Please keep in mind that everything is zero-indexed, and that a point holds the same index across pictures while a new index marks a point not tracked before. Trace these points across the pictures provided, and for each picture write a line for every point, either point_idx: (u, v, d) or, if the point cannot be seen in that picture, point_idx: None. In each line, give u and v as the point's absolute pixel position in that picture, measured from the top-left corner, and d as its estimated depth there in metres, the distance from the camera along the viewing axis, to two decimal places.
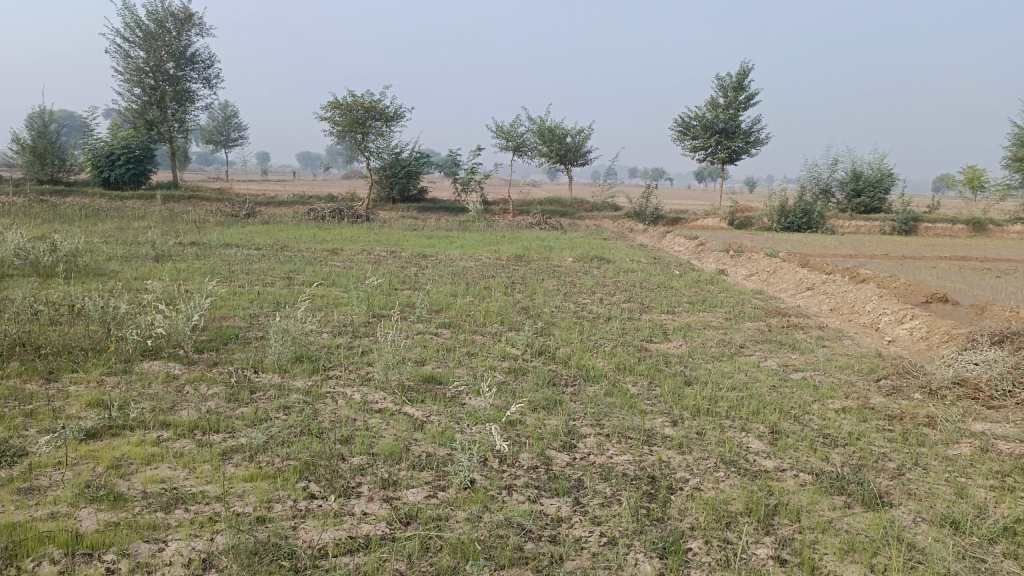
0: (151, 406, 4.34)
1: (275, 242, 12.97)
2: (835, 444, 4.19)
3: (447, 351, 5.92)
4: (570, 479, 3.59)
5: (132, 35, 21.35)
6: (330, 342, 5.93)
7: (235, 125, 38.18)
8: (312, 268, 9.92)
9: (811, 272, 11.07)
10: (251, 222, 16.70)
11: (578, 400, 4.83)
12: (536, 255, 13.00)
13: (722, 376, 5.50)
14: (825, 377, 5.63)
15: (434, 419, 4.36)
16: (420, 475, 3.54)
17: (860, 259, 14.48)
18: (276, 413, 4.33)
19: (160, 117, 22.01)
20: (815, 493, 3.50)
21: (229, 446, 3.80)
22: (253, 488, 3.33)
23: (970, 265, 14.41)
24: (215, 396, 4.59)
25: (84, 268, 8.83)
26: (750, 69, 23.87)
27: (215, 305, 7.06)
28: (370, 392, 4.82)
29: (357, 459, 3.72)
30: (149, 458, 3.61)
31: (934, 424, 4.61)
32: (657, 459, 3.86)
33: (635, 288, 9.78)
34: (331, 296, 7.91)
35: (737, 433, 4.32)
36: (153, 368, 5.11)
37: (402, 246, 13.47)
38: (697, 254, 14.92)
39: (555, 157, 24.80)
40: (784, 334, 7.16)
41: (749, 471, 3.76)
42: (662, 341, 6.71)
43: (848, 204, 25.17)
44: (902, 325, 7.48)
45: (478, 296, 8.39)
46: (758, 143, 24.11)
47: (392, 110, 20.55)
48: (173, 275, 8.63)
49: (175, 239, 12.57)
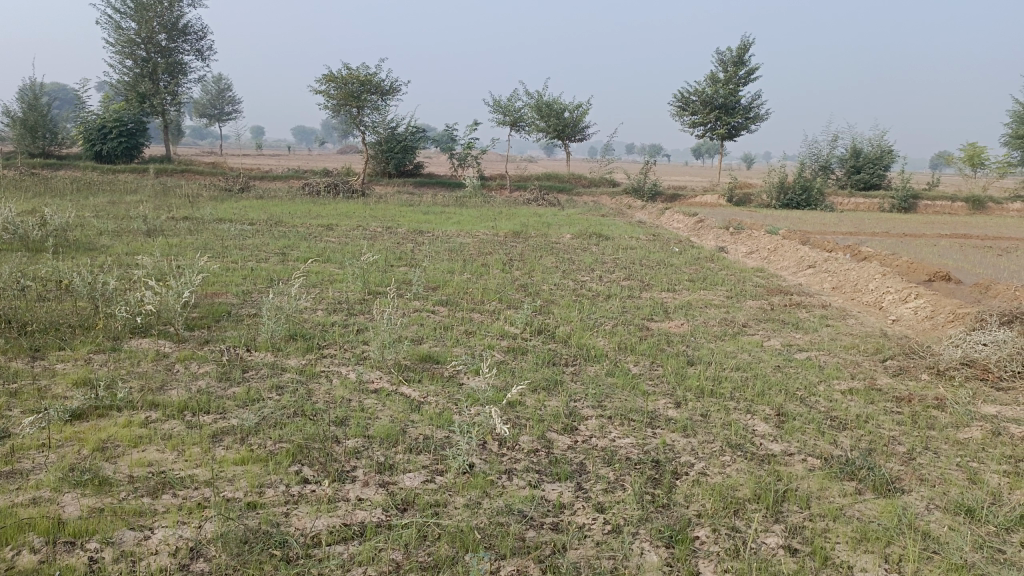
0: (140, 386, 4.21)
1: (270, 218, 12.78)
2: (843, 427, 4.09)
3: (444, 329, 5.79)
4: (571, 463, 3.48)
5: (123, 5, 20.96)
6: (324, 320, 5.80)
7: (229, 98, 37.69)
8: (307, 244, 9.77)
9: (813, 249, 10.95)
10: (245, 197, 16.49)
11: (579, 381, 4.71)
12: (534, 231, 12.87)
13: (725, 356, 5.39)
14: (830, 358, 5.52)
15: (432, 400, 4.24)
16: (417, 459, 3.42)
17: (861, 236, 14.37)
18: (269, 393, 4.21)
19: (152, 89, 21.66)
20: (824, 479, 3.40)
21: (219, 428, 3.68)
22: (243, 472, 3.22)
23: (972, 243, 14.27)
24: (206, 375, 4.46)
25: (74, 243, 8.66)
26: (751, 43, 23.52)
27: (207, 282, 6.91)
28: (366, 371, 4.70)
29: (352, 441, 3.60)
30: (136, 440, 3.49)
31: (944, 406, 4.50)
32: (661, 442, 3.74)
33: (635, 265, 9.64)
34: (327, 273, 7.77)
35: (742, 415, 4.21)
36: (142, 346, 4.98)
37: (399, 222, 13.30)
38: (697, 230, 14.77)
39: (553, 132, 24.51)
40: (786, 313, 7.05)
41: (757, 455, 3.65)
42: (663, 319, 6.59)
43: (847, 181, 24.97)
44: (906, 304, 7.39)
45: (475, 273, 8.25)
46: (758, 119, 23.83)
47: (388, 84, 20.21)
48: (165, 251, 8.48)
49: (167, 213, 12.38)
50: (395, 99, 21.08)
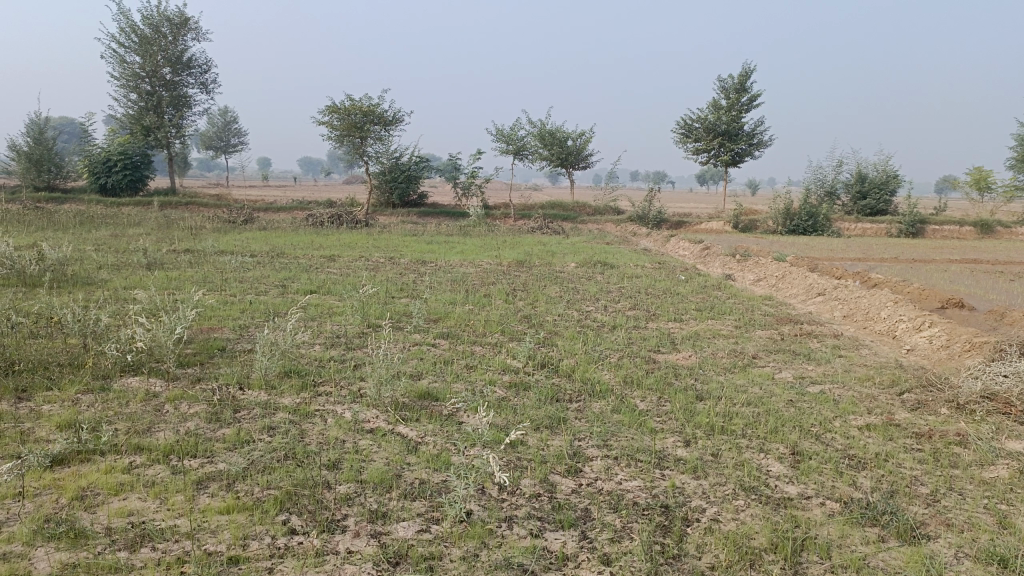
0: (126, 428, 4.04)
1: (272, 249, 12.70)
2: (861, 467, 3.89)
3: (445, 364, 5.62)
4: (576, 510, 3.29)
5: (127, 39, 21.13)
6: (321, 356, 5.64)
7: (235, 130, 37.90)
8: (308, 276, 9.64)
9: (822, 276, 10.76)
10: (249, 228, 16.42)
11: (584, 418, 4.52)
12: (538, 260, 12.73)
13: (736, 390, 5.19)
14: (845, 391, 5.33)
15: (430, 440, 4.06)
16: (412, 506, 3.23)
17: (870, 263, 14.18)
18: (260, 435, 4.03)
19: (157, 122, 21.72)
20: (845, 525, 3.20)
21: (204, 473, 3.50)
22: (228, 522, 3.04)
23: (982, 268, 14.07)
24: (195, 416, 4.28)
25: (73, 277, 8.54)
26: (753, 70, 23.57)
27: (203, 316, 6.76)
28: (362, 410, 4.52)
29: (344, 487, 3.42)
30: (118, 488, 3.32)
31: (966, 443, 4.30)
32: (671, 485, 3.55)
33: (641, 294, 9.46)
34: (326, 305, 7.63)
35: (755, 455, 4.01)
36: (132, 385, 4.81)
37: (401, 252, 13.19)
38: (702, 257, 14.62)
39: (557, 161, 24.49)
40: (797, 343, 6.86)
41: (771, 499, 3.45)
42: (670, 351, 6.40)
43: (853, 207, 24.83)
44: (919, 332, 7.19)
45: (478, 305, 8.09)
46: (762, 146, 23.78)
47: (391, 115, 20.23)
48: (163, 285, 8.34)
49: (169, 246, 12.31)
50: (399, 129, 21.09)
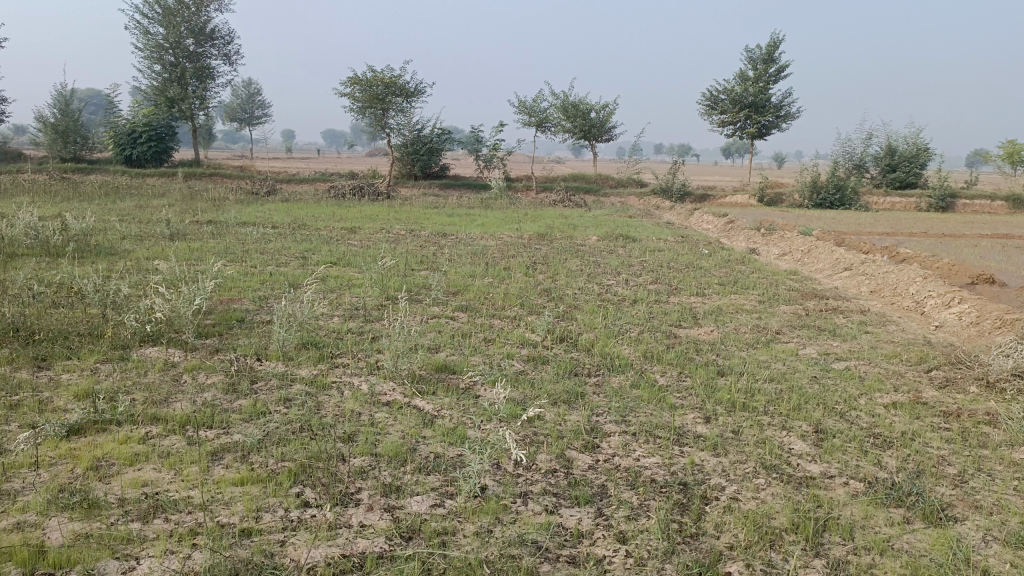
0: (143, 399, 4.04)
1: (294, 220, 12.69)
2: (887, 446, 3.79)
3: (463, 337, 5.57)
4: (592, 486, 3.23)
5: (151, 11, 21.11)
6: (339, 328, 5.61)
7: (258, 102, 37.83)
8: (328, 248, 9.63)
9: (849, 251, 10.57)
10: (271, 200, 16.45)
11: (602, 393, 4.46)
12: (559, 233, 12.62)
13: (758, 366, 5.10)
14: (871, 368, 5.21)
15: (446, 414, 4.02)
16: (427, 481, 3.20)
17: (899, 237, 13.91)
18: (276, 406, 4.01)
19: (181, 93, 21.74)
20: (869, 505, 3.11)
21: (220, 444, 3.49)
22: (241, 494, 3.02)
23: (1014, 243, 13.75)
24: (212, 387, 4.28)
25: (96, 248, 8.58)
26: (782, 40, 23.06)
27: (223, 287, 6.75)
28: (379, 383, 4.49)
29: (358, 460, 3.39)
30: (133, 458, 3.32)
31: (996, 422, 4.18)
32: (690, 462, 3.49)
33: (662, 268, 9.35)
34: (345, 277, 7.61)
35: (777, 432, 3.93)
36: (151, 355, 4.82)
37: (422, 224, 13.14)
38: (727, 231, 14.43)
39: (580, 133, 24.23)
40: (823, 319, 6.74)
41: (793, 478, 3.38)
42: (691, 326, 6.31)
43: (883, 180, 24.36)
44: (949, 309, 7.02)
45: (497, 277, 8.02)
46: (789, 118, 23.34)
47: (413, 86, 20.06)
48: (184, 255, 8.36)
49: (191, 217, 12.35)
50: (421, 100, 20.93)
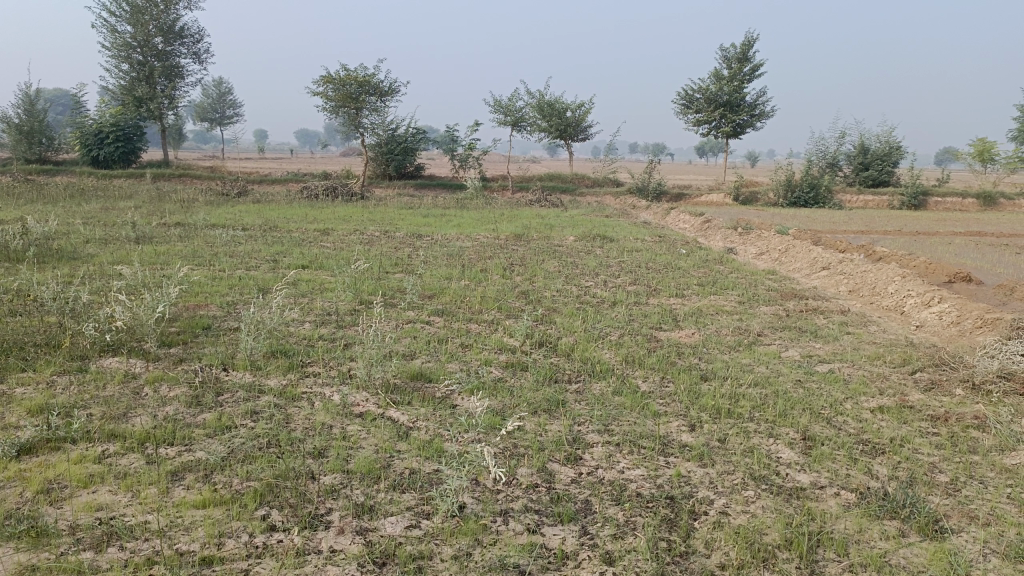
0: (101, 413, 3.83)
1: (265, 223, 12.41)
2: (875, 452, 3.69)
3: (439, 343, 5.40)
4: (575, 501, 3.09)
5: (118, 8, 20.64)
6: (310, 334, 5.42)
7: (230, 102, 37.27)
8: (300, 250, 9.40)
9: (826, 250, 10.54)
10: (242, 202, 16.13)
11: (583, 400, 4.32)
12: (536, 234, 12.50)
13: (741, 370, 4.99)
14: (855, 370, 5.12)
15: (421, 425, 3.85)
16: (402, 499, 3.03)
17: (874, 235, 13.96)
18: (242, 420, 3.82)
19: (149, 93, 21.29)
20: (862, 518, 3.00)
21: (181, 463, 3.29)
22: (203, 517, 2.84)
23: (986, 240, 13.87)
24: (175, 400, 4.07)
25: (58, 252, 8.29)
26: (755, 39, 23.11)
27: (189, 293, 6.51)
28: (351, 393, 4.30)
29: (328, 478, 3.21)
30: (87, 480, 3.12)
31: (985, 426, 4.09)
32: (676, 474, 3.36)
33: (641, 268, 9.23)
34: (317, 281, 7.40)
35: (764, 440, 3.81)
36: (111, 367, 4.59)
37: (397, 225, 12.93)
38: (704, 230, 14.39)
39: (555, 132, 24.12)
40: (804, 320, 6.65)
41: (783, 489, 3.25)
42: (672, 328, 6.19)
43: (856, 178, 24.53)
44: (929, 308, 6.97)
45: (474, 280, 7.86)
46: (763, 116, 23.40)
47: (386, 85, 19.81)
48: (150, 259, 8.11)
49: (159, 219, 12.03)
50: (394, 100, 20.69)
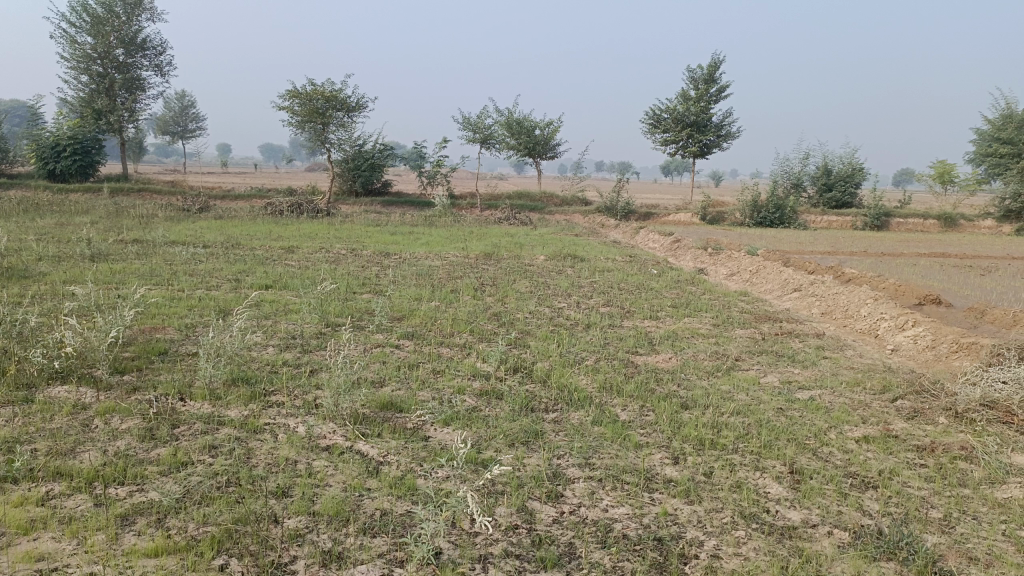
0: (47, 449, 3.55)
1: (228, 240, 12.08)
2: (865, 487, 3.57)
3: (410, 368, 5.19)
4: (559, 544, 2.91)
5: (78, 19, 20.16)
6: (274, 360, 5.17)
7: (193, 115, 36.75)
8: (264, 269, 9.12)
9: (796, 271, 10.54)
10: (204, 217, 15.73)
11: (561, 431, 4.14)
12: (506, 253, 12.34)
13: (723, 397, 4.84)
14: (836, 398, 5.01)
15: (393, 460, 3.64)
16: (373, 545, 2.82)
17: (841, 256, 14.03)
18: (200, 456, 3.57)
19: (109, 105, 20.81)
20: (857, 560, 2.86)
21: (133, 506, 3.04)
22: (155, 569, 2.59)
23: (950, 262, 14.02)
24: (128, 433, 3.80)
25: (8, 270, 7.92)
26: (721, 60, 23.39)
27: (145, 315, 6.21)
28: (317, 424, 4.07)
29: (293, 521, 2.99)
30: (29, 525, 2.85)
31: (973, 458, 3.99)
32: (662, 512, 3.19)
33: (614, 289, 9.11)
34: (282, 302, 7.15)
35: (751, 474, 3.66)
36: (59, 396, 4.30)
37: (364, 243, 12.69)
38: (673, 250, 14.36)
39: (524, 150, 24.08)
40: (780, 344, 6.57)
41: (774, 529, 3.11)
42: (649, 353, 6.05)
43: (820, 199, 24.85)
44: (903, 331, 6.93)
45: (444, 301, 7.66)
46: (729, 137, 23.60)
47: (354, 101, 19.61)
48: (106, 278, 7.78)
49: (117, 236, 11.63)
50: (362, 116, 20.47)
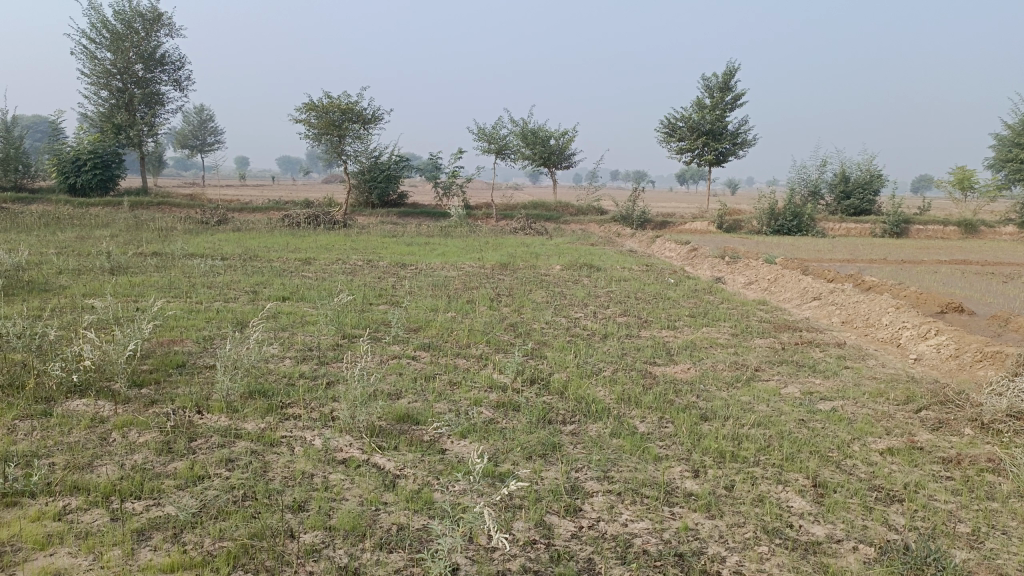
0: (65, 463, 3.56)
1: (246, 252, 12.15)
2: (890, 501, 3.50)
3: (426, 380, 5.17)
4: (578, 560, 2.86)
5: (98, 35, 20.42)
6: (290, 372, 5.16)
7: (211, 129, 37.12)
8: (281, 281, 9.14)
9: (815, 279, 10.43)
10: (222, 230, 15.84)
11: (579, 444, 4.09)
12: (522, 263, 12.32)
13: (743, 409, 4.78)
14: (859, 408, 4.93)
15: (409, 473, 3.61)
16: (390, 561, 2.79)
17: (861, 264, 13.90)
18: (217, 469, 3.56)
19: (128, 120, 21.04)
20: None
21: (150, 521, 3.03)
22: None
23: (972, 269, 13.84)
24: (145, 447, 3.80)
25: (29, 284, 7.99)
26: (737, 68, 23.31)
27: (163, 328, 6.24)
28: (334, 437, 4.05)
29: (309, 536, 2.96)
30: (46, 541, 2.84)
31: (1001, 470, 3.90)
32: (683, 527, 3.14)
33: (630, 299, 9.06)
34: (298, 314, 7.15)
35: (773, 487, 3.60)
36: (77, 410, 4.31)
37: (380, 254, 12.71)
38: (690, 259, 14.27)
39: (539, 160, 24.09)
40: (800, 353, 6.48)
41: (798, 544, 3.05)
42: (667, 363, 5.99)
43: (838, 207, 24.65)
44: (926, 341, 6.83)
45: (461, 311, 7.65)
46: (746, 144, 23.50)
47: (369, 112, 19.71)
48: (124, 291, 7.83)
49: (136, 248, 11.73)
50: (377, 127, 20.57)
